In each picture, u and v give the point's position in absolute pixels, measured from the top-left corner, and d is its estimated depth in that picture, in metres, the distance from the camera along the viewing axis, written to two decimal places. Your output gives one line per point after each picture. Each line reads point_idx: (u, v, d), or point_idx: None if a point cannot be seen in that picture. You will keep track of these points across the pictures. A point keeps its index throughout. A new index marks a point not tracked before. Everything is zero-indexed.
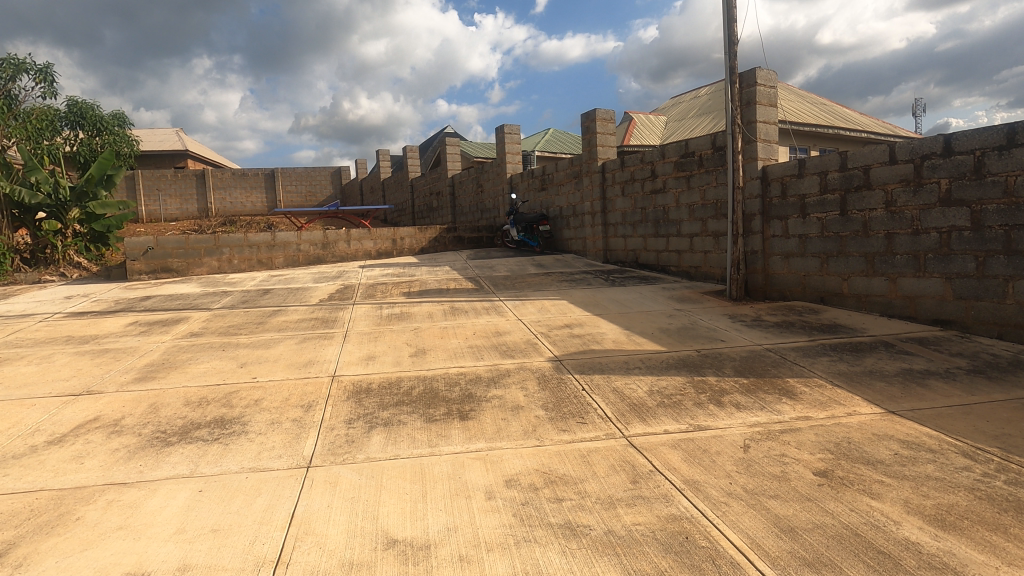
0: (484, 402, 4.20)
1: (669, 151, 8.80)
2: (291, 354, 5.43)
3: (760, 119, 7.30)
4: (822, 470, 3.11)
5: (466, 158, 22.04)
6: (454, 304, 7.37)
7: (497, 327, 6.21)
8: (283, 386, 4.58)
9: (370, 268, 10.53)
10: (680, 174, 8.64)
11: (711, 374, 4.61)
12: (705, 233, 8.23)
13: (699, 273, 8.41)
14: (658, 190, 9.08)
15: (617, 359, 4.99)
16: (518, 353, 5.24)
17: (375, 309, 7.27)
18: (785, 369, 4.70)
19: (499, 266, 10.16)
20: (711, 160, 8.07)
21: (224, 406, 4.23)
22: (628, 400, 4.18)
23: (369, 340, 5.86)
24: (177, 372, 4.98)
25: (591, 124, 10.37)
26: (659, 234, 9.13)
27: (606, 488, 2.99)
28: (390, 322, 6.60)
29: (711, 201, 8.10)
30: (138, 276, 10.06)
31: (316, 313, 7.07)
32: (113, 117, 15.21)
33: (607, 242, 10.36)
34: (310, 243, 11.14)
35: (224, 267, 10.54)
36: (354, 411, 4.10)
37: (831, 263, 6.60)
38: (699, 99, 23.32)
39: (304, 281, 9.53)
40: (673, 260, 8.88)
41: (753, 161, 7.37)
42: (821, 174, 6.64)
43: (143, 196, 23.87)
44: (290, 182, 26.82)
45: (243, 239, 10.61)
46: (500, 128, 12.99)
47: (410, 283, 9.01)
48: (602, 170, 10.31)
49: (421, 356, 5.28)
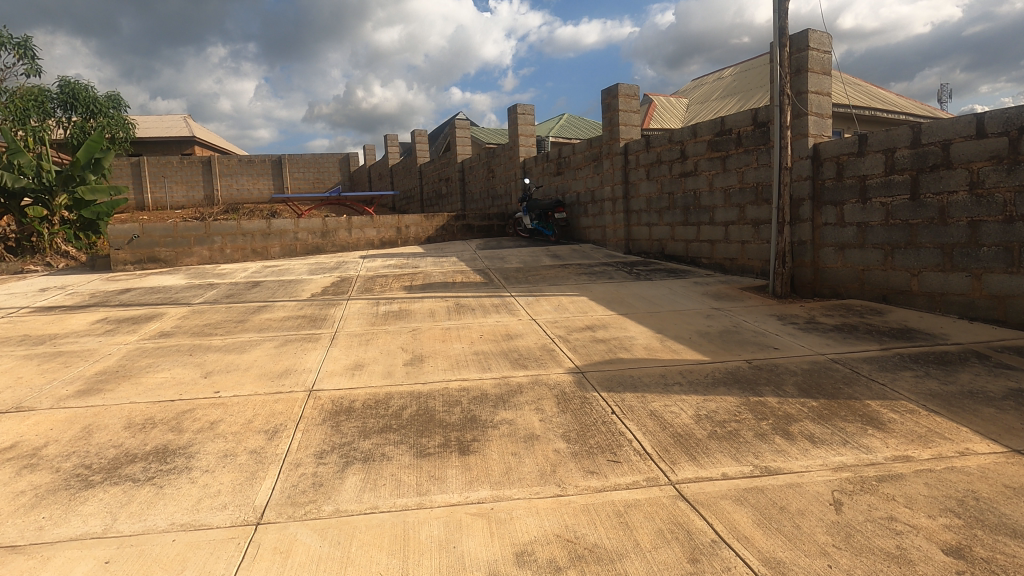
0: (490, 429, 3.38)
1: (701, 129, 7.86)
2: (267, 360, 4.65)
3: (812, 89, 6.34)
4: (954, 547, 2.24)
5: (477, 143, 21.15)
6: (459, 300, 6.54)
7: (508, 328, 5.38)
8: (248, 404, 3.78)
9: (371, 258, 9.74)
10: (714, 155, 7.70)
11: (770, 394, 3.74)
12: (743, 221, 7.31)
13: (735, 267, 7.51)
14: (688, 173, 8.15)
15: (652, 373, 4.13)
16: (532, 363, 4.41)
17: (370, 306, 6.48)
18: (861, 388, 3.81)
19: (511, 257, 9.30)
20: (752, 138, 7.13)
21: (172, 431, 3.44)
22: (671, 429, 3.33)
23: (359, 343, 5.06)
24: (129, 383, 4.21)
25: (613, 101, 9.42)
26: (689, 222, 8.22)
27: (654, 572, 2.15)
28: (387, 321, 5.80)
29: (751, 185, 7.17)
30: (123, 267, 9.34)
31: (304, 310, 6.30)
32: (108, 99, 14.39)
33: (630, 231, 9.46)
34: (308, 231, 10.37)
35: (215, 258, 9.81)
36: (328, 440, 3.30)
37: (897, 256, 5.67)
38: (723, 80, 22.04)
39: (299, 273, 8.77)
40: (706, 251, 7.97)
41: (803, 137, 6.39)
42: (887, 152, 5.68)
43: (148, 182, 23.36)
44: (298, 169, 26.13)
45: (236, 226, 9.86)
46: (512, 108, 12.07)
47: (413, 275, 8.20)
48: (624, 151, 9.37)
49: (418, 365, 4.46)
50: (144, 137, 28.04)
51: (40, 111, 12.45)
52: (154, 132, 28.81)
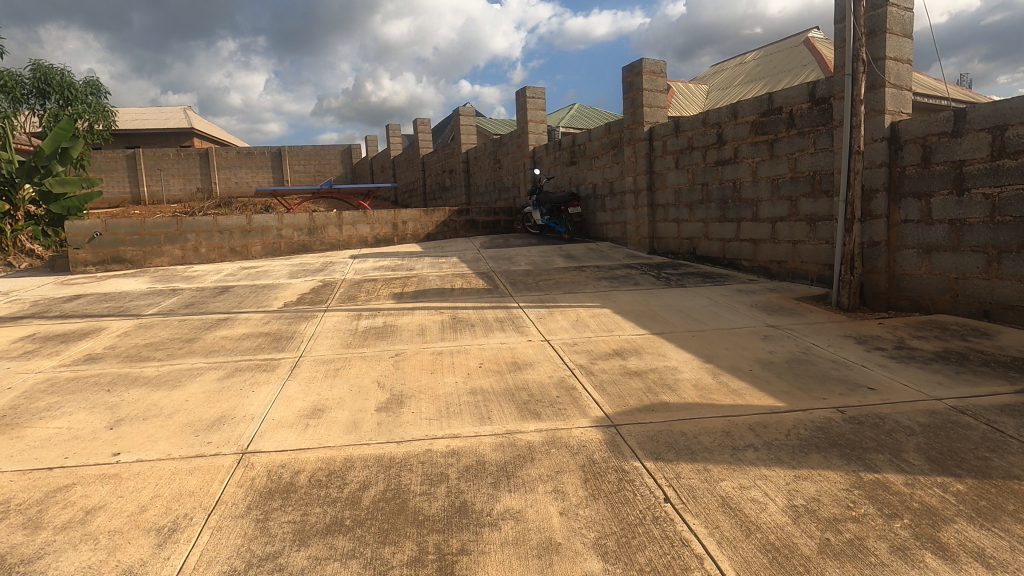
0: (486, 530, 2.28)
1: (743, 108, 6.69)
2: (200, 401, 3.57)
3: (891, 54, 5.16)
4: None
5: (484, 134, 19.97)
6: (457, 313, 5.45)
7: (514, 354, 4.27)
8: (150, 478, 2.69)
9: (361, 258, 8.66)
10: (758, 139, 6.53)
11: (890, 471, 2.60)
12: (796, 217, 6.16)
13: (783, 271, 6.37)
14: (726, 161, 6.99)
15: (713, 430, 3.00)
16: (547, 410, 3.30)
17: (350, 320, 5.40)
18: (1018, 460, 2.66)
19: (518, 258, 8.18)
20: (808, 117, 5.95)
21: (24, 527, 2.35)
22: (760, 535, 2.20)
23: (325, 375, 3.98)
24: (6, 437, 3.14)
25: (636, 80, 8.25)
26: (726, 218, 7.07)
27: None
28: (366, 342, 4.72)
29: (806, 174, 6.01)
30: (83, 268, 8.33)
31: (269, 325, 5.23)
32: (85, 85, 13.28)
33: (654, 228, 8.31)
34: (294, 228, 9.31)
35: (189, 257, 8.78)
36: (244, 548, 2.21)
37: (1005, 263, 4.48)
38: (746, 65, 20.62)
39: (278, 276, 7.72)
40: (746, 252, 6.82)
41: (879, 114, 5.20)
42: (995, 130, 4.48)
43: (144, 176, 22.48)
44: (298, 161, 25.11)
45: (212, 223, 8.83)
46: (521, 91, 10.90)
47: (405, 280, 7.11)
48: (649, 136, 8.22)
49: (394, 411, 3.37)
50: (142, 128, 27.16)
51: (8, 96, 11.44)
52: (152, 124, 27.92)
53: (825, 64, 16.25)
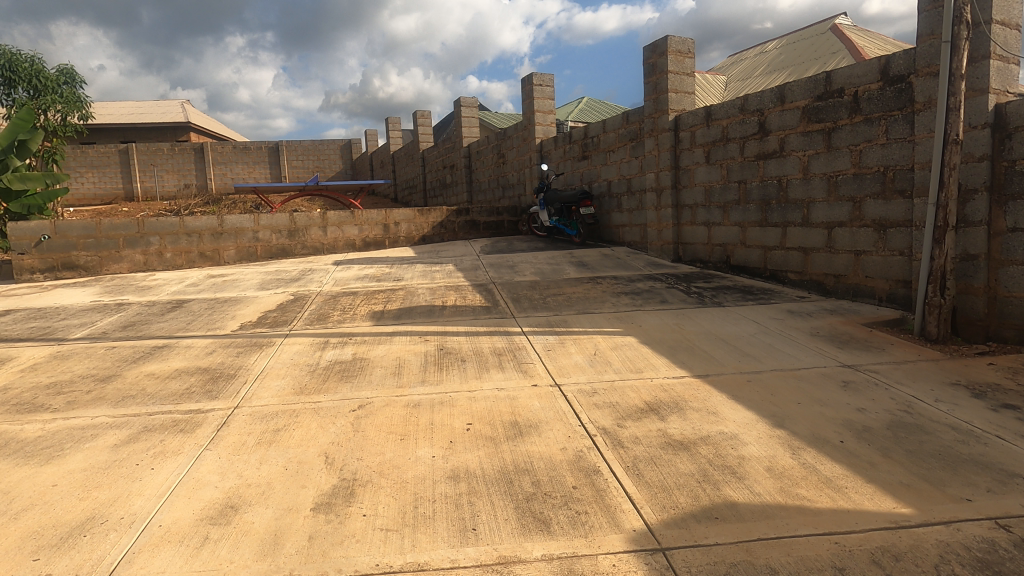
0: None
1: (793, 91, 5.59)
2: (72, 488, 2.53)
3: (997, 17, 4.08)
4: None
5: (488, 128, 18.88)
6: (445, 341, 4.40)
7: (514, 408, 3.22)
8: None
9: (345, 266, 7.64)
10: (812, 127, 5.43)
11: None
12: (860, 223, 5.07)
13: (841, 287, 5.29)
14: (770, 154, 5.90)
15: (820, 569, 1.91)
16: (559, 517, 2.24)
17: (313, 349, 4.38)
18: None
19: (523, 266, 7.12)
20: (879, 100, 4.84)
21: None
22: None
23: (258, 442, 2.94)
24: None
25: (660, 61, 7.15)
26: (768, 222, 5.99)
27: None
28: (326, 383, 3.69)
29: (874, 169, 4.91)
30: (30, 276, 7.38)
31: (211, 358, 4.21)
32: (59, 73, 12.25)
33: (680, 232, 7.23)
34: (271, 230, 8.30)
35: (152, 263, 7.79)
36: None
37: None
38: (768, 53, 19.36)
39: (246, 286, 6.71)
40: (794, 262, 5.74)
41: (981, 93, 4.10)
42: None
43: (137, 171, 21.59)
44: (296, 157, 24.11)
45: (178, 224, 7.83)
46: (528, 78, 9.84)
47: (390, 293, 6.08)
48: (674, 126, 7.12)
49: (338, 512, 2.32)
50: (138, 123, 26.27)
51: None
52: (149, 118, 27.04)
53: (857, 52, 15.05)
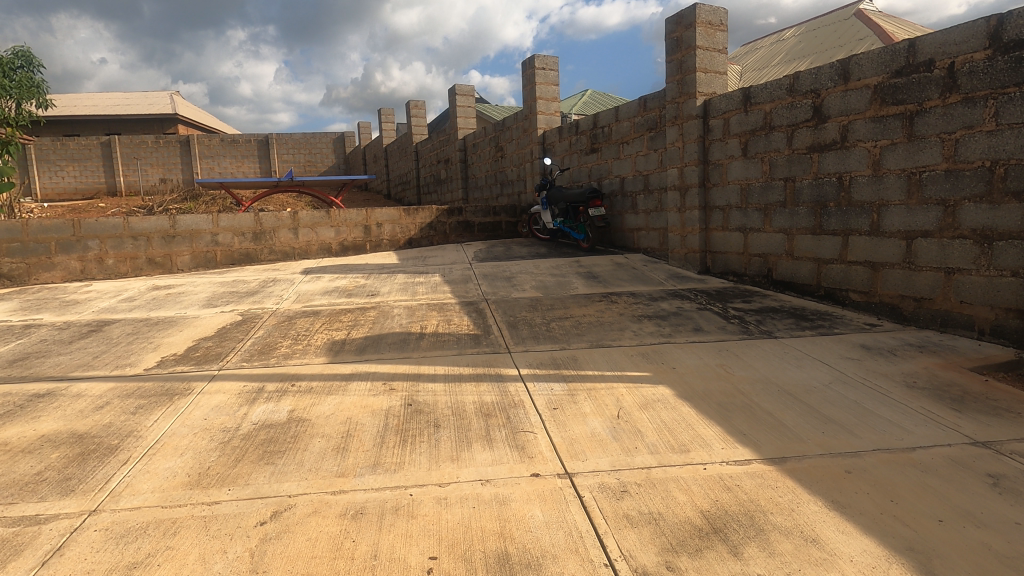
0: None
1: (862, 65, 4.45)
2: None
3: None
4: None
5: (486, 120, 17.73)
6: (415, 391, 3.30)
7: (504, 525, 2.11)
8: None
9: (315, 275, 6.53)
10: (885, 111, 4.31)
11: None
12: (954, 233, 3.95)
13: (924, 314, 4.18)
14: (827, 144, 4.77)
15: None
16: None
17: (240, 400, 3.28)
18: None
19: (522, 278, 6.01)
20: (985, 73, 3.72)
21: None
22: None
23: None
24: None
25: (686, 35, 6.02)
26: (823, 228, 4.87)
27: None
28: (237, 465, 2.58)
29: (977, 164, 3.79)
30: None
31: (99, 415, 3.11)
32: (12, 55, 11.08)
33: (708, 238, 6.12)
34: (233, 232, 7.20)
35: (90, 271, 6.69)
36: None
37: None
38: (783, 42, 18.19)
39: (191, 301, 5.61)
40: (858, 280, 4.63)
41: None
42: None
43: (120, 164, 20.46)
44: (287, 150, 22.96)
45: (122, 225, 6.73)
46: (529, 59, 8.72)
47: (360, 313, 4.98)
48: (703, 113, 6.00)
49: None
50: (124, 115, 25.13)
51: None
52: (136, 109, 25.89)
53: (885, 37, 13.91)
